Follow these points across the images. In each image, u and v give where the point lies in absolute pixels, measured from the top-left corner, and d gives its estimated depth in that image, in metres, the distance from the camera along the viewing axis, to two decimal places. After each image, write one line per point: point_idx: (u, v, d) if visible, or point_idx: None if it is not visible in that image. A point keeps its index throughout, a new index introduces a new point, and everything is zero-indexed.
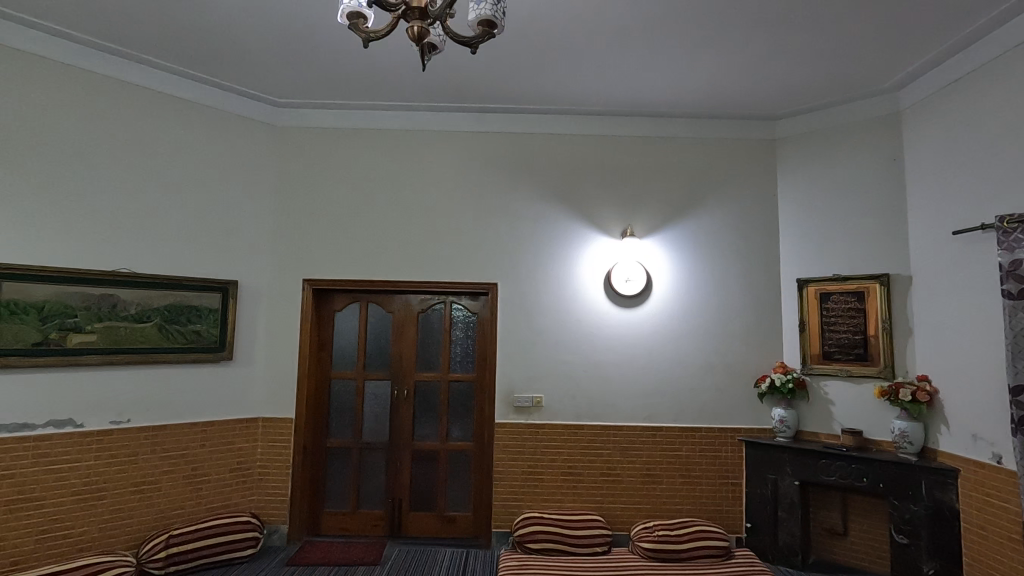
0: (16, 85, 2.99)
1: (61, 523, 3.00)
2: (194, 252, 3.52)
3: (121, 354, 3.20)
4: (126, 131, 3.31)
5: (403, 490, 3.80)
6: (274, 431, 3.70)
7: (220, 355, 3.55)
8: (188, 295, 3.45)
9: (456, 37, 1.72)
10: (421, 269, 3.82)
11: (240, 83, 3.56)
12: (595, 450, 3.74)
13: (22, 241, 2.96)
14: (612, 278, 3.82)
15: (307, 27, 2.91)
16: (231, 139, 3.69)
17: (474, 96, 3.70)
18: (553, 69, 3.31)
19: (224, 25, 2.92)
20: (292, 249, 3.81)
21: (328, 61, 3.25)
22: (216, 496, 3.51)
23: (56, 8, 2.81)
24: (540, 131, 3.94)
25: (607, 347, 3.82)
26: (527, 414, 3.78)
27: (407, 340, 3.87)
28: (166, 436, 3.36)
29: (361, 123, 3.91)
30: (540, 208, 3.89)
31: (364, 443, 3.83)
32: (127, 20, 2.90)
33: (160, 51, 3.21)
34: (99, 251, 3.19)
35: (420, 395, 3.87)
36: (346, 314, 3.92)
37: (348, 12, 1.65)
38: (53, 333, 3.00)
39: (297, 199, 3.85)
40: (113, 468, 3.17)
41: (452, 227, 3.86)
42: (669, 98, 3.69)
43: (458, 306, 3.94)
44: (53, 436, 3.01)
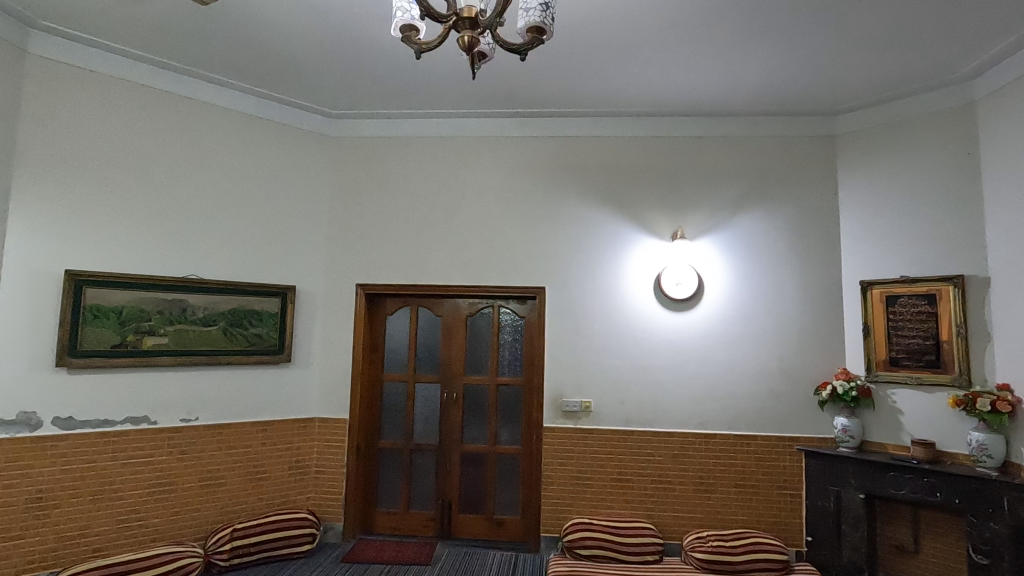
0: (97, 105, 3.22)
1: (137, 514, 3.21)
2: (255, 259, 3.69)
3: (189, 356, 3.38)
4: (193, 145, 3.51)
5: (453, 491, 3.85)
6: (329, 432, 3.82)
7: (280, 357, 3.70)
8: (250, 300, 3.62)
9: (506, 45, 1.74)
10: (469, 274, 3.87)
11: (297, 97, 3.72)
12: (646, 457, 3.68)
13: (102, 251, 3.19)
14: (662, 282, 3.74)
15: (361, 41, 3.02)
16: (289, 150, 3.86)
17: (521, 102, 3.73)
18: (600, 72, 3.29)
19: (285, 42, 3.06)
20: (345, 255, 3.94)
21: (383, 73, 3.36)
22: (276, 492, 3.66)
23: (133, 33, 3.03)
24: (587, 134, 3.92)
25: (657, 352, 3.75)
26: (576, 418, 3.75)
27: (456, 344, 3.93)
28: (229, 434, 3.52)
29: (410, 131, 4.01)
30: (588, 211, 3.87)
31: (415, 444, 3.91)
32: (197, 42, 3.09)
33: (226, 69, 3.40)
34: (170, 259, 3.39)
35: (468, 399, 3.92)
36: (397, 319, 4.02)
37: (401, 25, 1.70)
38: (130, 335, 3.21)
39: (350, 206, 3.97)
40: (183, 464, 3.35)
41: (499, 232, 3.89)
42: (720, 97, 3.60)
43: (506, 310, 3.96)
44: (130, 432, 3.22)
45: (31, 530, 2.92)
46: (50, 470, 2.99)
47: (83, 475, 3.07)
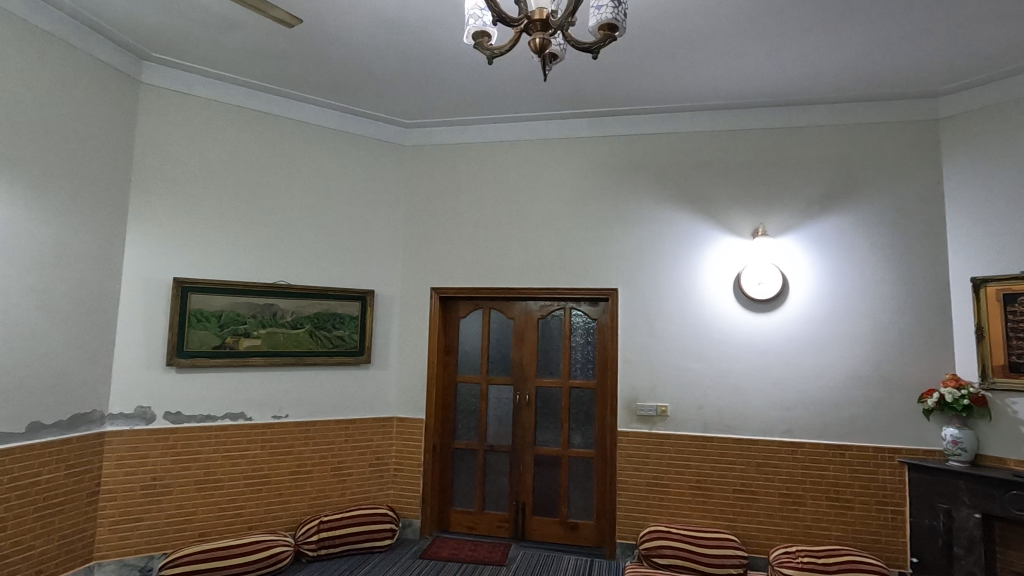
0: (198, 126, 3.51)
1: (235, 503, 3.45)
2: (337, 265, 3.88)
3: (280, 357, 3.61)
4: (280, 159, 3.74)
5: (527, 493, 3.87)
6: (407, 431, 3.96)
7: (360, 358, 3.87)
8: (333, 304, 3.81)
9: (577, 44, 1.72)
10: (541, 276, 3.87)
11: (373, 109, 3.89)
12: (726, 465, 3.52)
13: (204, 260, 3.47)
14: (742, 282, 3.57)
15: (433, 51, 3.10)
16: (367, 160, 4.04)
17: (592, 102, 3.69)
18: (673, 66, 3.20)
19: (362, 58, 3.21)
20: (420, 260, 4.07)
21: (456, 81, 3.44)
22: (358, 488, 3.83)
23: (228, 58, 3.28)
24: (660, 131, 3.83)
25: (738, 356, 3.58)
26: (651, 423, 3.65)
27: (528, 346, 3.94)
28: (315, 431, 3.72)
29: (481, 137, 4.08)
30: (661, 210, 3.77)
31: (488, 445, 3.96)
32: (283, 63, 3.30)
33: (309, 87, 3.60)
34: (261, 266, 3.63)
35: (541, 401, 3.92)
36: (469, 321, 4.09)
37: (474, 32, 1.72)
38: (228, 337, 3.46)
39: (424, 212, 4.10)
40: (275, 458, 3.58)
41: (570, 234, 3.87)
42: (805, 84, 3.39)
43: (577, 312, 3.93)
44: (229, 427, 3.47)
45: (146, 514, 3.23)
46: (161, 461, 3.28)
47: (189, 466, 3.35)
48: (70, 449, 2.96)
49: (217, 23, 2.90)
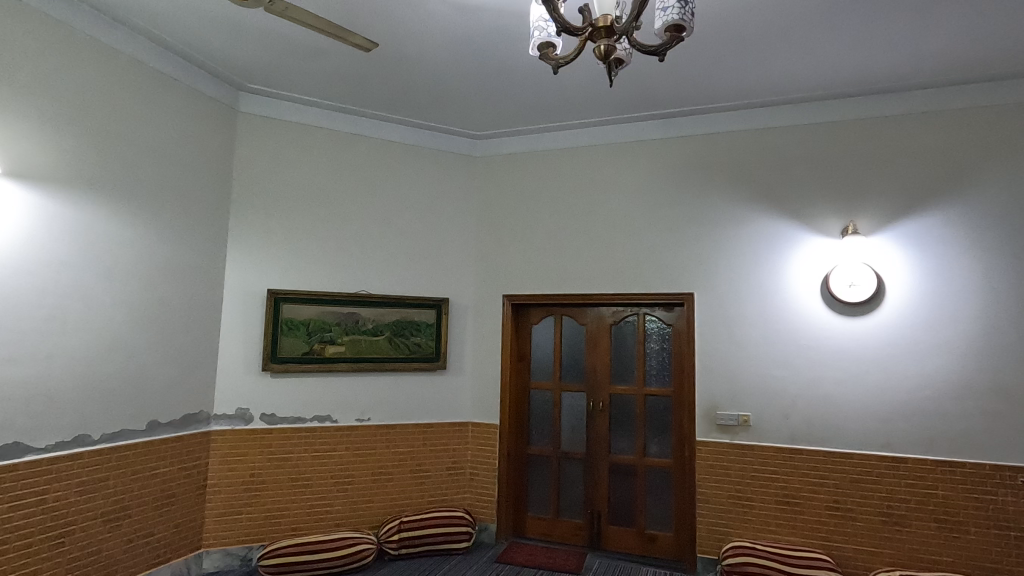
0: (287, 147, 3.77)
1: (323, 501, 3.66)
2: (413, 274, 4.03)
3: (362, 362, 3.79)
4: (360, 175, 3.95)
5: (602, 502, 3.83)
6: (482, 435, 4.04)
7: (436, 364, 4.00)
8: (411, 312, 3.97)
9: (642, 48, 1.69)
10: (612, 281, 3.83)
11: (445, 123, 4.02)
12: (817, 480, 3.30)
13: (293, 271, 3.72)
14: (830, 283, 3.35)
15: (501, 64, 3.17)
16: (440, 173, 4.18)
17: (661, 103, 3.62)
18: (748, 61, 3.08)
19: (433, 75, 3.34)
20: (492, 268, 4.15)
21: (524, 91, 3.49)
22: (436, 490, 3.95)
23: (313, 84, 3.52)
24: (736, 128, 3.68)
25: (828, 362, 3.36)
26: (733, 433, 3.49)
27: (601, 353, 3.91)
28: (396, 434, 3.88)
29: (549, 144, 4.10)
30: (739, 211, 3.62)
31: (563, 452, 3.96)
32: (362, 85, 3.50)
33: (386, 106, 3.79)
34: (344, 276, 3.84)
35: (615, 409, 3.87)
36: (542, 327, 4.11)
37: (539, 44, 1.74)
38: (316, 344, 3.69)
39: (495, 221, 4.18)
40: (359, 459, 3.77)
41: (643, 238, 3.81)
42: (899, 70, 3.14)
43: (652, 318, 3.85)
44: (317, 429, 3.69)
45: (246, 508, 3.50)
46: (258, 458, 3.54)
47: (283, 464, 3.59)
48: (181, 446, 3.27)
49: (301, 51, 3.12)
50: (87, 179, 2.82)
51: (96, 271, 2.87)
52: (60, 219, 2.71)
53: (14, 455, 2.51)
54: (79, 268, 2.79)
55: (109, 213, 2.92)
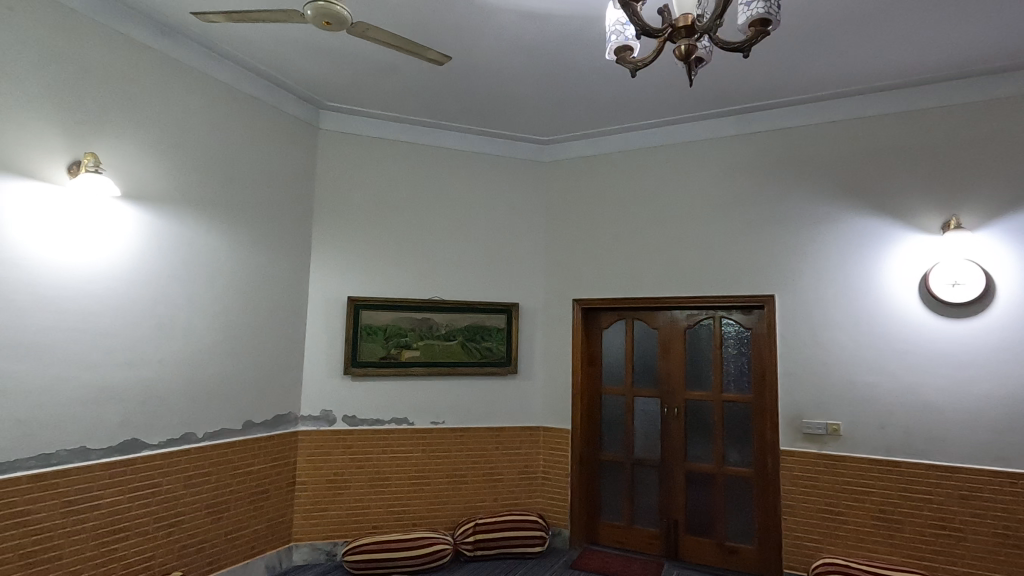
0: (363, 160, 3.94)
1: (401, 501, 3.78)
2: (484, 279, 4.10)
3: (436, 367, 3.89)
4: (432, 184, 4.07)
5: (679, 511, 3.73)
6: (554, 440, 4.04)
7: (507, 368, 4.04)
8: (482, 317, 4.03)
9: (726, 46, 1.65)
10: (686, 284, 3.73)
11: (513, 130, 4.07)
12: (919, 495, 3.06)
13: (370, 279, 3.87)
14: (929, 282, 3.11)
15: (569, 69, 3.18)
16: (508, 179, 4.23)
17: (736, 98, 3.49)
18: (831, 49, 2.92)
19: (502, 84, 3.39)
20: (561, 272, 4.15)
21: (592, 94, 3.48)
22: (509, 493, 3.99)
23: (387, 99, 3.66)
24: (818, 121, 3.50)
25: (928, 369, 3.11)
26: (821, 442, 3.31)
27: (675, 357, 3.81)
28: (469, 437, 3.96)
29: (618, 146, 4.06)
30: (823, 209, 3.44)
31: (636, 459, 3.89)
32: (433, 97, 3.60)
33: (455, 116, 3.89)
34: (418, 283, 3.96)
35: (691, 415, 3.76)
36: (613, 332, 4.06)
37: (616, 48, 1.73)
38: (393, 349, 3.83)
39: (564, 225, 4.18)
40: (435, 461, 3.87)
41: (718, 239, 3.69)
42: (1007, 48, 2.87)
43: (728, 321, 3.71)
44: (395, 431, 3.82)
45: (330, 505, 3.66)
46: (341, 458, 3.70)
47: (363, 465, 3.74)
48: (272, 444, 3.48)
49: (378, 68, 3.26)
50: (190, 199, 3.08)
51: (199, 282, 3.12)
52: (168, 235, 2.97)
53: (133, 450, 2.79)
54: (184, 280, 3.04)
55: (210, 228, 3.17)
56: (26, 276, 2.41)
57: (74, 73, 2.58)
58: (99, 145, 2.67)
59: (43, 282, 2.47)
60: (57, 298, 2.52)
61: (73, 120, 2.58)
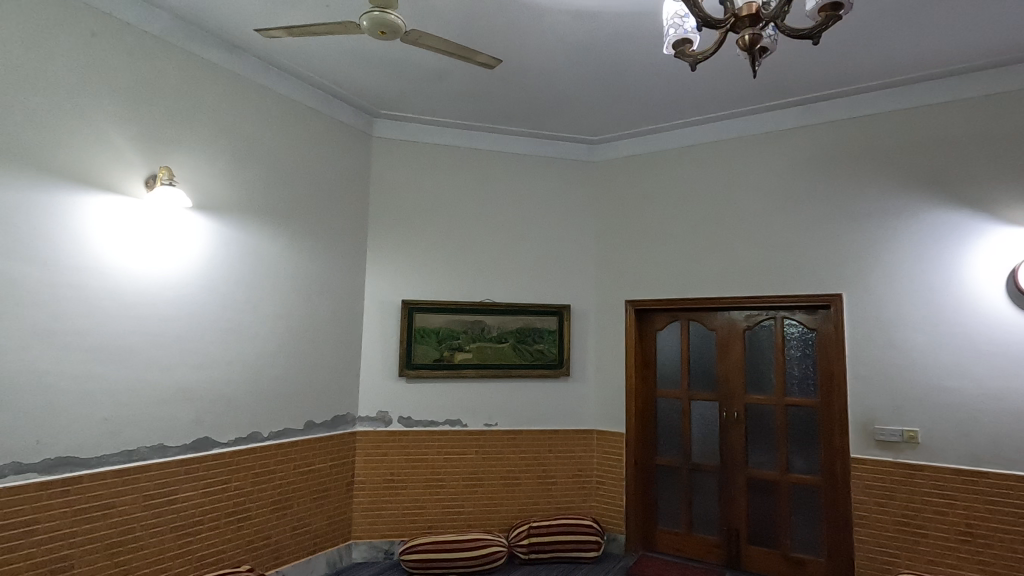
0: (415, 165, 4.00)
1: (455, 502, 3.81)
2: (535, 281, 4.09)
3: (489, 369, 3.91)
4: (482, 187, 4.09)
5: (740, 519, 3.59)
6: (608, 443, 3.97)
7: (559, 370, 4.01)
8: (533, 319, 4.02)
9: (793, 33, 1.58)
10: (745, 284, 3.60)
11: (563, 130, 4.05)
12: (1009, 509, 2.83)
13: (423, 283, 3.93)
14: (1018, 279, 2.88)
15: (620, 66, 3.14)
16: (558, 181, 4.21)
17: (798, 89, 3.34)
18: (902, 32, 2.75)
19: (552, 85, 3.38)
20: (614, 273, 4.09)
21: (644, 91, 3.41)
22: (563, 496, 3.95)
23: (438, 105, 3.71)
24: (888, 109, 3.31)
25: (1018, 371, 2.88)
26: (897, 450, 3.11)
27: (734, 360, 3.68)
28: (522, 440, 3.95)
29: (671, 143, 3.97)
30: (895, 202, 3.24)
31: (694, 464, 3.78)
32: (483, 101, 3.63)
33: (504, 119, 3.90)
34: (470, 286, 3.99)
35: (752, 420, 3.62)
36: (668, 333, 3.96)
37: (675, 42, 1.68)
38: (446, 351, 3.86)
39: (615, 225, 4.12)
40: (488, 463, 3.88)
41: (780, 237, 3.54)
42: None
43: (791, 322, 3.55)
44: (449, 432, 3.86)
45: (387, 505, 3.73)
46: (397, 458, 3.77)
47: (419, 465, 3.79)
48: (332, 444, 3.58)
49: (429, 75, 3.31)
50: (255, 208, 3.21)
51: (264, 288, 3.25)
52: (235, 243, 3.11)
53: (205, 448, 2.93)
54: (249, 285, 3.18)
55: (273, 236, 3.30)
56: (108, 283, 2.57)
57: (150, 92, 2.75)
58: (172, 159, 2.83)
59: (123, 288, 2.63)
60: (136, 303, 2.68)
61: (148, 136, 2.74)
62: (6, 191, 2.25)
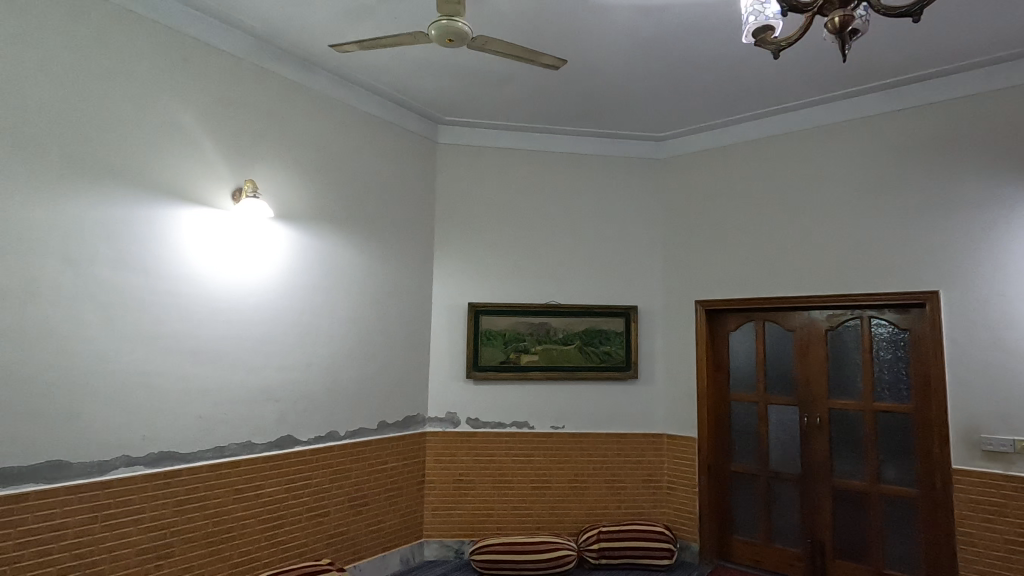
0: (480, 169, 4.05)
1: (524, 505, 3.81)
2: (600, 282, 4.04)
3: (555, 371, 3.89)
4: (545, 189, 4.08)
5: (825, 531, 3.39)
6: (679, 448, 3.86)
7: (627, 372, 3.93)
8: (600, 320, 3.97)
9: (891, 12, 1.47)
10: (827, 282, 3.40)
11: (628, 128, 3.98)
12: None
13: (489, 285, 3.96)
14: None
15: (688, 60, 3.05)
16: (623, 180, 4.13)
17: (884, 73, 3.12)
18: (1008, 4, 2.51)
19: (616, 83, 3.33)
20: (682, 272, 3.97)
21: (713, 83, 3.30)
22: (632, 501, 3.87)
23: (502, 108, 3.74)
24: (990, 89, 3.03)
25: None
26: (1007, 462, 2.84)
27: (815, 362, 3.48)
28: (589, 443, 3.90)
29: (743, 137, 3.81)
30: (1000, 190, 2.96)
31: (772, 472, 3.60)
32: (546, 103, 3.62)
33: (568, 119, 3.88)
34: (535, 288, 3.99)
35: (836, 427, 3.40)
36: (741, 334, 3.80)
37: (755, 29, 1.60)
38: (512, 353, 3.88)
39: (684, 224, 4.01)
40: (556, 466, 3.86)
41: (866, 231, 3.31)
42: None
43: (879, 322, 3.32)
44: (516, 434, 3.87)
45: (457, 505, 3.79)
46: (466, 459, 3.82)
47: (487, 467, 3.82)
48: (404, 444, 3.67)
49: (493, 79, 3.34)
50: (330, 216, 3.35)
51: (339, 293, 3.38)
52: (313, 251, 3.25)
53: (288, 445, 3.08)
54: (326, 290, 3.31)
55: (347, 243, 3.43)
56: (201, 290, 2.76)
57: (235, 111, 2.93)
58: (256, 173, 3.00)
59: (214, 295, 2.81)
60: (225, 308, 2.86)
61: (234, 152, 2.92)
62: (114, 207, 2.47)
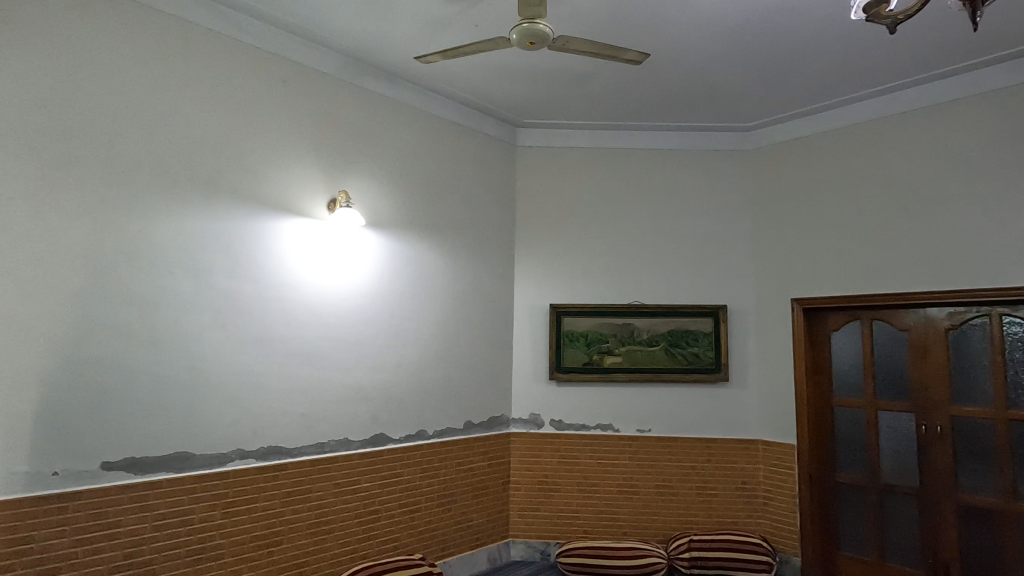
0: (559, 170, 4.03)
1: (610, 508, 3.75)
2: (686, 281, 3.89)
3: (640, 373, 3.79)
4: (626, 187, 3.99)
5: (950, 551, 3.07)
6: (777, 455, 3.63)
7: (717, 375, 3.76)
8: (687, 321, 3.82)
9: None
10: (947, 276, 3.09)
11: (714, 120, 3.81)
12: None
13: (570, 286, 3.94)
14: None
15: (782, 42, 2.87)
16: (709, 174, 3.96)
17: (1016, 39, 2.78)
18: None
19: (702, 73, 3.20)
20: (776, 269, 3.75)
21: (809, 65, 3.09)
22: (725, 510, 3.69)
23: (582, 108, 3.71)
24: None
25: None
26: None
27: (933, 365, 3.16)
28: (678, 447, 3.77)
29: (843, 121, 3.54)
30: None
31: (885, 484, 3.31)
32: (627, 99, 3.55)
33: (649, 114, 3.78)
34: (617, 288, 3.92)
35: (962, 436, 3.07)
36: (845, 335, 3.52)
37: (866, 4, 1.48)
38: (595, 355, 3.83)
39: (777, 217, 3.78)
40: (642, 470, 3.76)
41: (995, 218, 2.97)
42: None
43: (1012, 320, 2.97)
44: (601, 437, 3.82)
45: (542, 506, 3.79)
46: (550, 461, 3.82)
47: (572, 469, 3.80)
48: (489, 444, 3.73)
49: (573, 79, 3.32)
50: (416, 223, 3.46)
51: (425, 296, 3.48)
52: (400, 257, 3.37)
53: (382, 443, 3.22)
54: (413, 295, 3.43)
55: (432, 248, 3.53)
56: (302, 296, 2.94)
57: (329, 126, 3.10)
58: (348, 183, 3.16)
59: (313, 300, 2.99)
60: (323, 313, 3.03)
61: (329, 165, 3.09)
62: (227, 220, 2.70)
